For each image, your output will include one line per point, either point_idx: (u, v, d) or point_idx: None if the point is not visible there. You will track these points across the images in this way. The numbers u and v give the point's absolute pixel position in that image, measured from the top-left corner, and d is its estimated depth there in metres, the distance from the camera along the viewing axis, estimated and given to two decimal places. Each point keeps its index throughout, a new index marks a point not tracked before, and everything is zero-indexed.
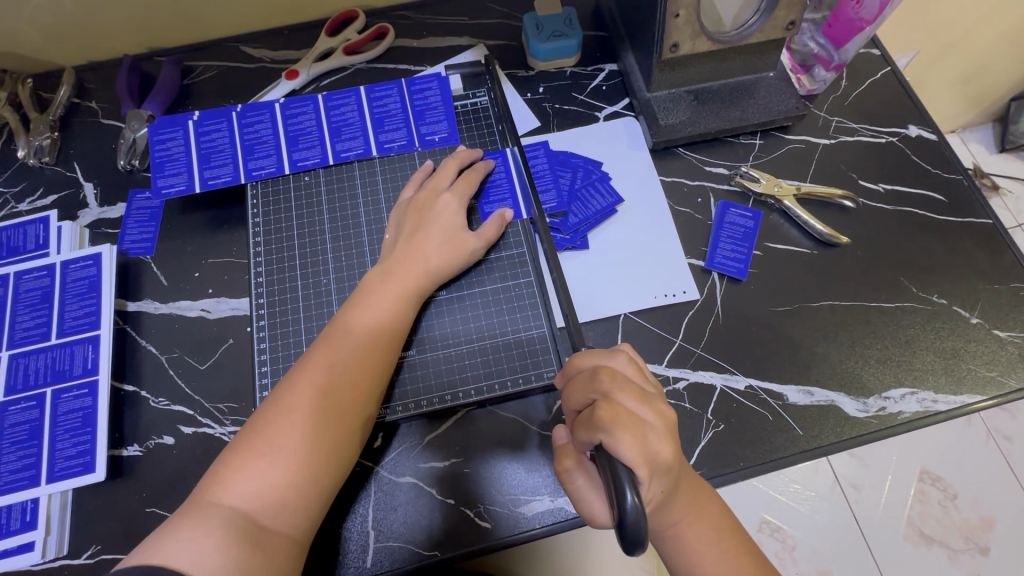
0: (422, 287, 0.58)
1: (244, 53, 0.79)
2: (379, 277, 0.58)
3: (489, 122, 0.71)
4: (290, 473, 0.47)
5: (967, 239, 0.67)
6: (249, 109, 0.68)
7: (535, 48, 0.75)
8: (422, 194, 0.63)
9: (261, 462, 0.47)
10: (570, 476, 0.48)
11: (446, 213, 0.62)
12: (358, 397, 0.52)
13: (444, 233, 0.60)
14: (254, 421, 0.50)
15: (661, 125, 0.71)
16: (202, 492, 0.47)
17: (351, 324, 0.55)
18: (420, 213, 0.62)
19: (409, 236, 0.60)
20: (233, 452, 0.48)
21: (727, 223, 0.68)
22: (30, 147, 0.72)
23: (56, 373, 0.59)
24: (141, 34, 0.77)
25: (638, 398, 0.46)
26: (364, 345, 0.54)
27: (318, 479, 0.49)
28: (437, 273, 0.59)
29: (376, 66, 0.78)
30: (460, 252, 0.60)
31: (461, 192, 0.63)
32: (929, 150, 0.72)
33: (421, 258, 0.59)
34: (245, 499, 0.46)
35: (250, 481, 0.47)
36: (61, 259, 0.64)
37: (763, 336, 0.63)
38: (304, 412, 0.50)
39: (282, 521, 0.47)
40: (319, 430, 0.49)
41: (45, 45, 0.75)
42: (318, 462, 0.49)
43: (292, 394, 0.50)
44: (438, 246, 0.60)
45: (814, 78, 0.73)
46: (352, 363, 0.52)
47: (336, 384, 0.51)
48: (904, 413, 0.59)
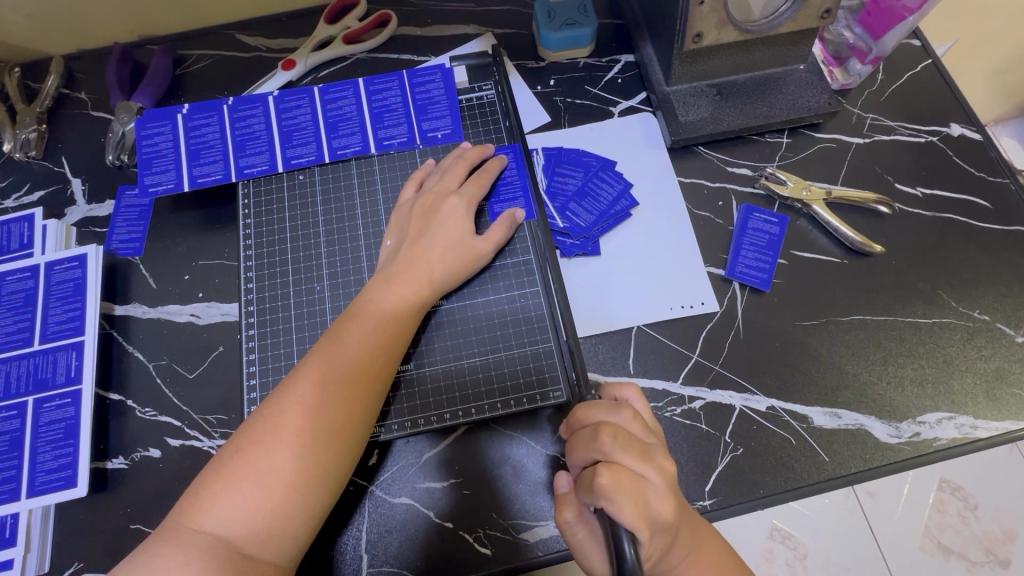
0: (425, 297, 0.55)
1: (240, 41, 0.75)
2: (379, 287, 0.54)
3: (495, 117, 0.66)
4: (278, 497, 0.44)
5: (1013, 249, 0.62)
6: (241, 103, 0.64)
7: (546, 37, 0.70)
8: (430, 194, 0.59)
9: (248, 485, 0.44)
10: (570, 528, 0.45)
11: (453, 217, 0.58)
12: (354, 414, 0.48)
13: (449, 239, 0.57)
14: (239, 438, 0.46)
15: (681, 122, 0.65)
16: (180, 517, 0.43)
17: (348, 334, 0.51)
18: (424, 217, 0.58)
19: (412, 241, 0.56)
20: (216, 474, 0.45)
21: (750, 228, 0.63)
22: (16, 140, 0.69)
23: (39, 381, 0.56)
24: (132, 21, 0.73)
25: (640, 457, 0.42)
26: (360, 360, 0.50)
27: (309, 504, 0.45)
28: (441, 282, 0.55)
29: (377, 55, 0.73)
30: (466, 258, 0.57)
31: (469, 194, 0.59)
32: (973, 151, 0.67)
33: (423, 266, 0.55)
34: (227, 526, 0.43)
35: (234, 506, 0.43)
36: (46, 260, 0.61)
37: (787, 353, 0.58)
38: (293, 431, 0.46)
39: (268, 549, 0.43)
40: (311, 452, 0.46)
41: (33, 32, 0.71)
42: (308, 484, 0.45)
43: (281, 411, 0.47)
44: (442, 252, 0.56)
45: (848, 72, 0.68)
46: (346, 380, 0.49)
47: (331, 402, 0.47)
48: (940, 440, 0.55)
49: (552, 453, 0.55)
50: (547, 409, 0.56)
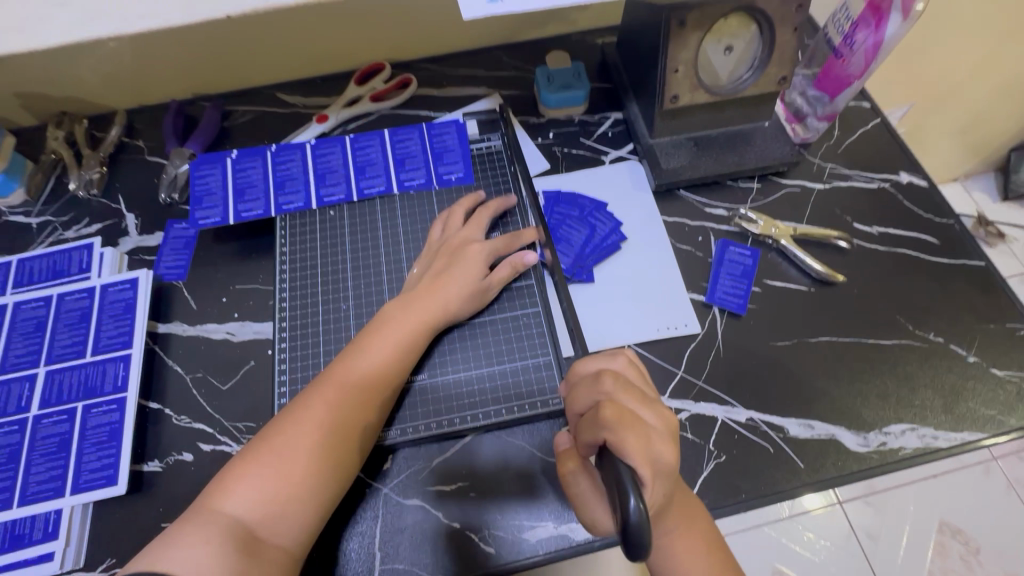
0: (434, 318, 0.61)
1: (280, 99, 0.86)
2: (397, 308, 0.61)
3: (502, 163, 0.76)
4: (291, 486, 0.49)
5: (961, 279, 0.70)
6: (282, 149, 0.74)
7: (545, 97, 0.81)
8: (455, 237, 0.66)
9: (268, 473, 0.49)
10: (575, 478, 0.50)
11: (474, 259, 0.64)
12: (366, 418, 0.55)
13: (469, 276, 0.63)
14: (264, 434, 0.52)
15: (664, 169, 0.75)
16: (205, 500, 0.48)
17: (365, 348, 0.58)
18: (451, 254, 0.65)
19: (436, 272, 0.64)
20: (241, 462, 0.50)
21: (726, 260, 0.71)
22: (80, 180, 0.78)
23: (88, 389, 0.62)
24: (189, 82, 0.85)
25: (639, 401, 0.47)
26: (374, 372, 0.56)
27: (320, 494, 0.51)
28: (455, 313, 0.62)
29: (399, 112, 0.84)
30: (476, 291, 0.63)
31: (493, 246, 0.66)
32: (921, 196, 0.76)
33: (440, 295, 0.62)
34: (246, 508, 0.48)
35: (252, 492, 0.49)
36: (102, 282, 0.68)
37: (763, 370, 0.65)
38: (313, 429, 0.52)
39: (279, 535, 0.48)
40: (327, 449, 0.52)
41: (103, 90, 0.83)
42: (320, 476, 0.51)
43: (305, 410, 0.53)
44: (458, 287, 0.62)
45: (807, 128, 0.78)
46: (363, 387, 0.55)
47: (347, 405, 0.54)
48: (904, 449, 0.60)
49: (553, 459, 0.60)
50: (549, 417, 0.62)
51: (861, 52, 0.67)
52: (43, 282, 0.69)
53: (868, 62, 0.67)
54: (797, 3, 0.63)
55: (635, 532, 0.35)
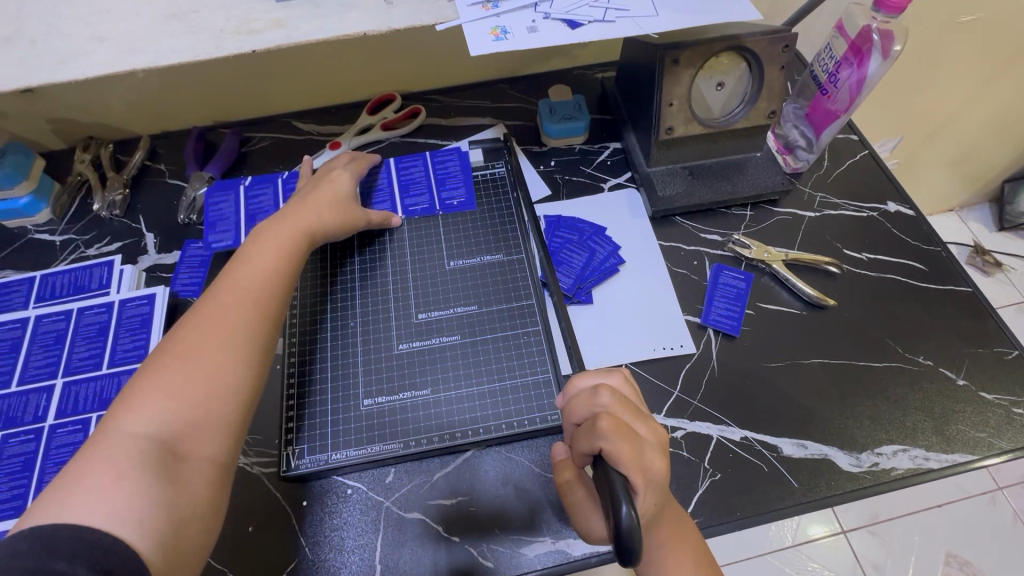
0: (314, 226, 0.65)
1: (295, 126, 0.91)
2: (274, 225, 0.64)
3: (506, 190, 0.79)
4: (199, 395, 0.49)
5: (949, 305, 0.72)
6: (292, 177, 0.78)
7: (547, 127, 0.85)
8: (319, 171, 0.73)
9: (171, 389, 0.49)
10: (569, 488, 0.53)
11: (333, 181, 0.71)
12: (268, 303, 0.57)
13: (335, 195, 0.69)
14: (155, 362, 0.51)
15: (659, 196, 0.79)
16: (100, 432, 0.46)
17: (249, 263, 0.59)
18: (313, 181, 0.71)
19: (299, 199, 0.68)
20: (135, 391, 0.49)
21: (720, 283, 0.74)
22: (104, 202, 0.82)
23: (103, 400, 0.64)
24: (210, 109, 0.89)
25: (633, 413, 0.50)
26: (259, 277, 0.58)
27: (236, 392, 0.51)
28: (329, 228, 0.67)
29: (409, 140, 0.89)
30: (349, 212, 0.69)
31: (351, 170, 0.74)
32: (908, 224, 0.79)
33: (314, 216, 0.66)
34: (153, 424, 0.47)
35: (154, 409, 0.48)
36: (120, 297, 0.71)
37: (757, 390, 0.67)
38: (209, 340, 0.52)
39: (200, 447, 0.48)
40: (235, 348, 0.53)
41: (130, 116, 0.87)
42: (225, 380, 0.51)
43: (196, 327, 0.53)
44: (329, 203, 0.68)
45: (797, 158, 0.81)
46: (255, 291, 0.57)
47: (243, 306, 0.55)
48: (896, 470, 0.61)
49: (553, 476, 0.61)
50: (549, 435, 0.63)
51: (845, 87, 0.71)
52: (64, 297, 0.72)
53: (852, 98, 0.71)
54: (783, 44, 0.68)
55: (626, 538, 0.37)
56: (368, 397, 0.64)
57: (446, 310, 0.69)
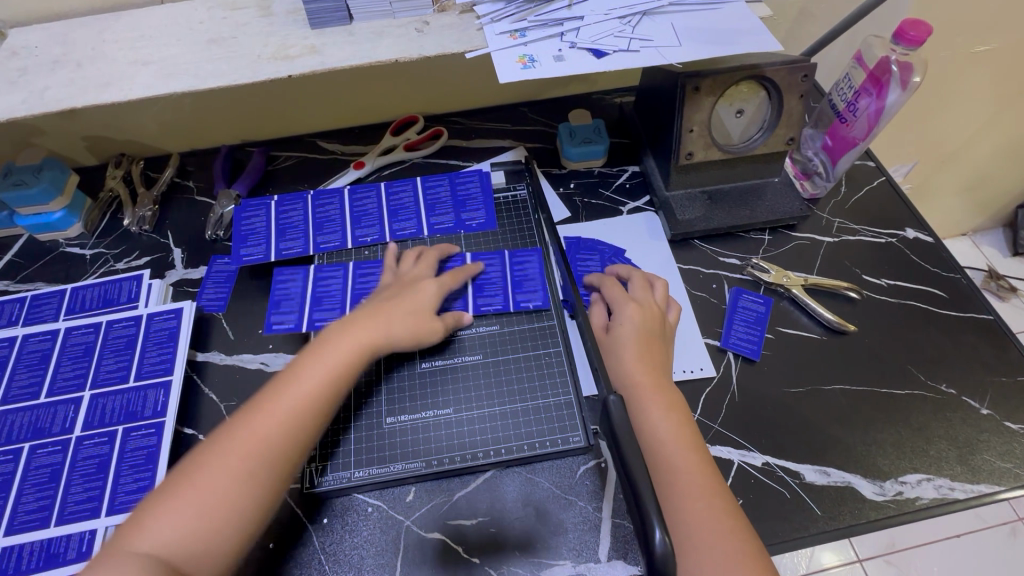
0: (374, 343, 0.60)
1: (320, 146, 0.93)
2: (340, 328, 0.61)
3: (527, 212, 0.81)
4: (207, 516, 0.49)
5: (971, 332, 0.72)
6: (320, 194, 0.80)
7: (567, 150, 0.87)
8: (408, 275, 0.69)
9: (183, 506, 0.49)
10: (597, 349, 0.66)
11: (419, 292, 0.66)
12: (298, 426, 0.54)
13: (410, 307, 0.64)
14: (193, 459, 0.52)
15: (679, 220, 0.79)
16: (126, 531, 0.48)
17: (298, 377, 0.56)
18: (398, 289, 0.67)
19: (378, 302, 0.64)
20: (162, 496, 0.50)
21: (740, 306, 0.74)
22: (134, 217, 0.84)
23: (129, 413, 0.65)
24: (239, 129, 0.92)
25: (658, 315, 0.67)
26: (304, 399, 0.55)
27: (242, 516, 0.50)
28: (398, 345, 0.62)
29: (431, 160, 0.91)
30: (419, 326, 0.64)
31: (443, 283, 0.68)
32: (927, 251, 0.79)
33: (386, 324, 0.62)
34: (161, 542, 0.47)
35: (170, 523, 0.48)
36: (148, 311, 0.73)
37: (778, 415, 0.66)
38: (234, 458, 0.51)
39: (200, 562, 0.48)
40: (249, 478, 0.51)
41: (161, 135, 0.90)
42: (238, 505, 0.50)
43: (230, 438, 0.52)
44: (402, 315, 0.63)
45: (815, 184, 0.83)
46: (289, 415, 0.54)
47: (268, 433, 0.53)
48: (922, 499, 0.61)
49: (570, 495, 0.61)
50: (568, 456, 0.63)
51: (864, 117, 0.72)
52: (93, 310, 0.74)
53: (871, 127, 0.72)
54: (802, 73, 0.69)
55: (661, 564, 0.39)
56: (392, 415, 0.65)
57: (469, 328, 0.70)
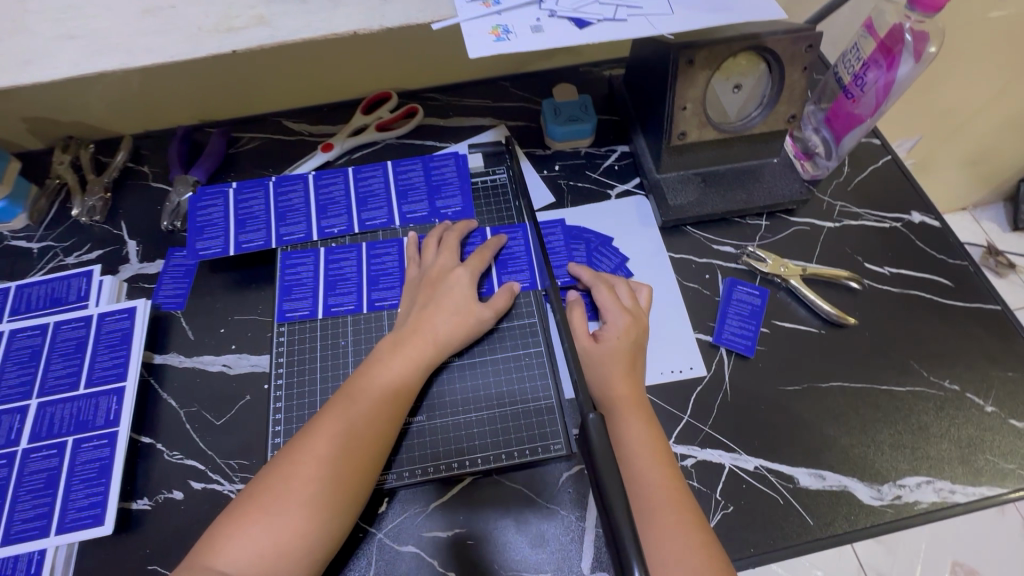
0: (431, 354, 0.59)
1: (286, 126, 0.86)
2: (392, 343, 0.60)
3: (506, 197, 0.75)
4: (283, 543, 0.47)
5: (977, 324, 0.68)
6: (284, 180, 0.74)
7: (552, 129, 0.80)
8: (434, 268, 0.65)
9: (257, 531, 0.47)
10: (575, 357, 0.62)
11: (458, 285, 0.63)
12: (362, 444, 0.53)
13: (455, 306, 0.62)
14: (261, 479, 0.51)
15: (670, 205, 0.74)
16: (198, 556, 0.47)
17: (359, 394, 0.55)
18: (433, 285, 0.64)
19: (421, 307, 0.62)
20: (231, 521, 0.48)
21: (734, 299, 0.70)
22: (83, 206, 0.78)
23: (80, 423, 0.61)
24: (196, 107, 0.85)
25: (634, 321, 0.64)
26: (369, 418, 0.54)
27: (315, 544, 0.48)
28: (447, 345, 0.60)
29: (405, 141, 0.84)
30: (468, 323, 0.62)
31: (473, 266, 0.65)
32: (933, 236, 0.75)
33: (430, 329, 0.60)
34: (239, 566, 0.46)
35: (245, 550, 0.46)
36: (99, 311, 0.67)
37: (772, 415, 0.63)
38: (303, 482, 0.49)
39: None
40: (318, 498, 0.49)
41: (112, 115, 0.83)
42: (315, 531, 0.48)
43: (296, 460, 0.51)
44: (448, 318, 0.61)
45: (817, 165, 0.77)
46: (354, 433, 0.53)
47: (332, 457, 0.51)
48: (920, 504, 0.58)
49: (548, 505, 0.58)
50: (547, 463, 0.60)
51: (872, 92, 0.66)
52: (40, 310, 0.68)
53: (879, 103, 0.66)
54: (807, 43, 0.63)
55: None
56: (423, 414, 0.61)
57: (507, 328, 0.66)
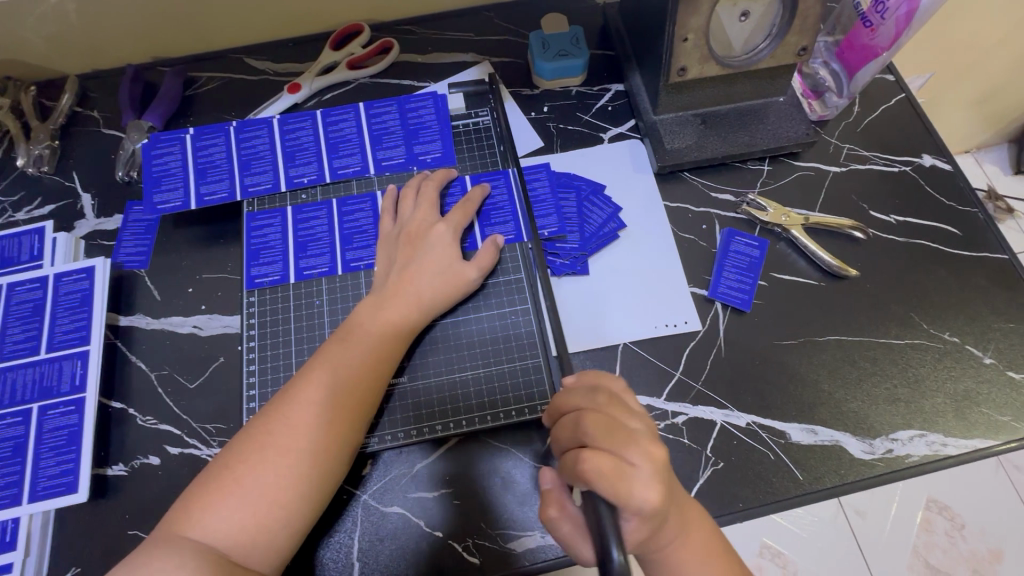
0: (413, 315, 0.56)
1: (248, 64, 0.78)
2: (371, 307, 0.56)
3: (491, 142, 0.69)
4: (264, 512, 0.46)
5: (982, 274, 0.65)
6: (246, 124, 0.68)
7: (540, 66, 0.74)
8: (412, 223, 0.61)
9: (236, 501, 0.46)
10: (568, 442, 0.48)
11: (439, 244, 0.59)
12: (341, 411, 0.50)
13: (437, 263, 0.58)
14: (233, 449, 0.48)
15: (667, 149, 0.69)
16: (174, 525, 0.45)
17: (337, 356, 0.53)
18: (413, 242, 0.60)
19: (401, 266, 0.58)
20: (206, 492, 0.46)
21: (731, 251, 0.66)
22: (29, 156, 0.71)
23: (44, 389, 0.58)
24: (144, 43, 0.76)
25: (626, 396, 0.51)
26: (348, 381, 0.51)
27: (300, 512, 0.47)
28: (429, 304, 0.57)
29: (379, 80, 0.77)
30: (452, 283, 0.58)
31: (455, 222, 0.61)
32: (944, 180, 0.70)
33: (412, 288, 0.57)
34: (217, 536, 0.44)
35: (222, 519, 0.45)
36: (55, 271, 0.63)
37: (766, 370, 0.61)
38: (280, 450, 0.47)
39: (255, 560, 0.45)
40: (298, 467, 0.47)
41: (51, 53, 0.74)
42: (296, 500, 0.47)
43: (270, 430, 0.48)
44: (430, 276, 0.57)
45: (825, 104, 0.72)
46: (334, 401, 0.50)
47: (310, 424, 0.49)
48: (912, 457, 0.57)
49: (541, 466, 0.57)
50: (534, 424, 0.58)
51: (892, 21, 0.60)
52: None
53: (897, 36, 0.60)
54: None
55: None
56: (406, 375, 0.59)
57: (493, 283, 0.62)
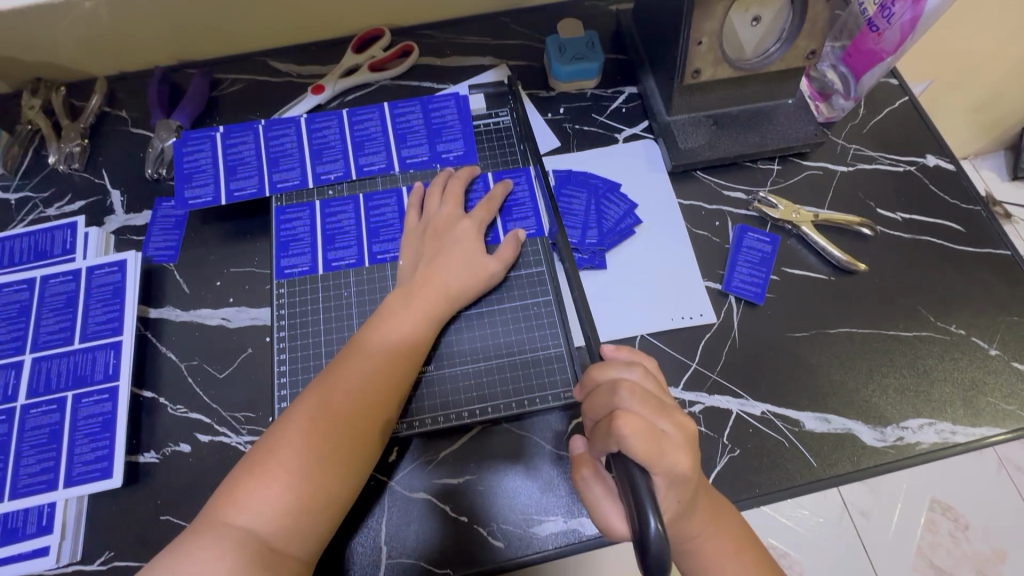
0: (442, 305, 0.58)
1: (272, 67, 0.81)
2: (401, 297, 0.58)
3: (511, 141, 0.71)
4: (303, 495, 0.47)
5: (985, 269, 0.67)
6: (274, 123, 0.70)
7: (557, 69, 0.76)
8: (439, 219, 0.63)
9: (276, 485, 0.47)
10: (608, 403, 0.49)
11: (465, 238, 0.62)
12: (375, 397, 0.52)
13: (464, 256, 0.60)
14: (272, 434, 0.50)
15: (681, 149, 0.71)
16: (216, 507, 0.47)
17: (370, 344, 0.55)
18: (440, 237, 0.62)
19: (430, 259, 0.60)
20: (247, 475, 0.48)
21: (744, 246, 0.68)
22: (60, 154, 0.73)
23: (78, 378, 0.59)
24: (172, 46, 0.78)
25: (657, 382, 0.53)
26: (381, 368, 0.53)
27: (336, 495, 0.49)
28: (456, 296, 0.59)
29: (400, 82, 0.79)
30: (478, 275, 0.60)
31: (478, 218, 0.63)
32: (947, 179, 0.73)
33: (439, 279, 0.59)
34: (259, 520, 0.46)
35: (262, 502, 0.46)
36: (88, 265, 0.65)
37: (779, 361, 0.63)
38: (318, 435, 0.49)
39: (293, 543, 0.46)
40: (335, 451, 0.49)
41: (83, 55, 0.77)
42: (333, 483, 0.48)
43: (308, 416, 0.50)
44: (457, 268, 0.60)
45: (832, 107, 0.74)
46: (368, 388, 0.52)
47: (346, 409, 0.51)
48: (922, 444, 0.59)
49: (562, 453, 0.58)
50: (557, 411, 0.60)
51: (896, 27, 0.63)
52: (25, 264, 0.66)
53: (901, 41, 0.63)
54: None
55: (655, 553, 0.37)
56: (433, 364, 0.60)
57: (516, 276, 0.64)
